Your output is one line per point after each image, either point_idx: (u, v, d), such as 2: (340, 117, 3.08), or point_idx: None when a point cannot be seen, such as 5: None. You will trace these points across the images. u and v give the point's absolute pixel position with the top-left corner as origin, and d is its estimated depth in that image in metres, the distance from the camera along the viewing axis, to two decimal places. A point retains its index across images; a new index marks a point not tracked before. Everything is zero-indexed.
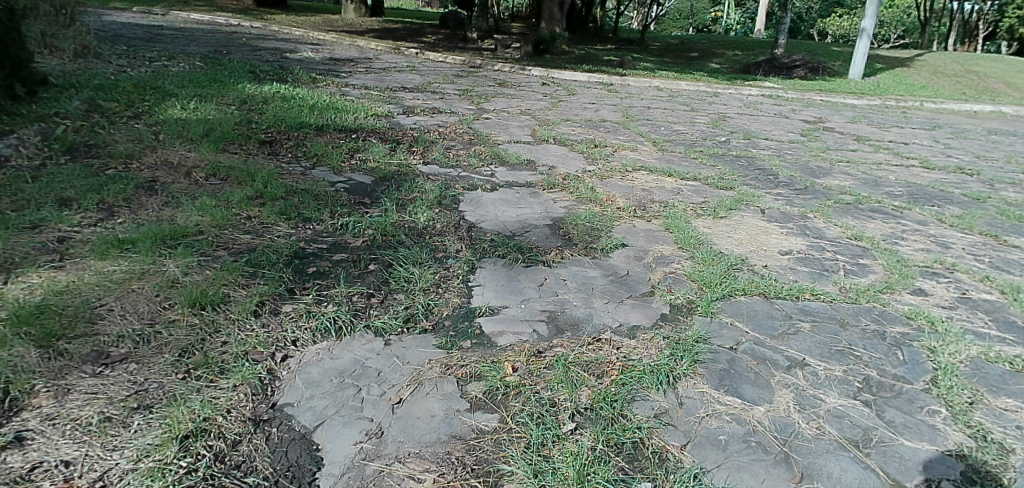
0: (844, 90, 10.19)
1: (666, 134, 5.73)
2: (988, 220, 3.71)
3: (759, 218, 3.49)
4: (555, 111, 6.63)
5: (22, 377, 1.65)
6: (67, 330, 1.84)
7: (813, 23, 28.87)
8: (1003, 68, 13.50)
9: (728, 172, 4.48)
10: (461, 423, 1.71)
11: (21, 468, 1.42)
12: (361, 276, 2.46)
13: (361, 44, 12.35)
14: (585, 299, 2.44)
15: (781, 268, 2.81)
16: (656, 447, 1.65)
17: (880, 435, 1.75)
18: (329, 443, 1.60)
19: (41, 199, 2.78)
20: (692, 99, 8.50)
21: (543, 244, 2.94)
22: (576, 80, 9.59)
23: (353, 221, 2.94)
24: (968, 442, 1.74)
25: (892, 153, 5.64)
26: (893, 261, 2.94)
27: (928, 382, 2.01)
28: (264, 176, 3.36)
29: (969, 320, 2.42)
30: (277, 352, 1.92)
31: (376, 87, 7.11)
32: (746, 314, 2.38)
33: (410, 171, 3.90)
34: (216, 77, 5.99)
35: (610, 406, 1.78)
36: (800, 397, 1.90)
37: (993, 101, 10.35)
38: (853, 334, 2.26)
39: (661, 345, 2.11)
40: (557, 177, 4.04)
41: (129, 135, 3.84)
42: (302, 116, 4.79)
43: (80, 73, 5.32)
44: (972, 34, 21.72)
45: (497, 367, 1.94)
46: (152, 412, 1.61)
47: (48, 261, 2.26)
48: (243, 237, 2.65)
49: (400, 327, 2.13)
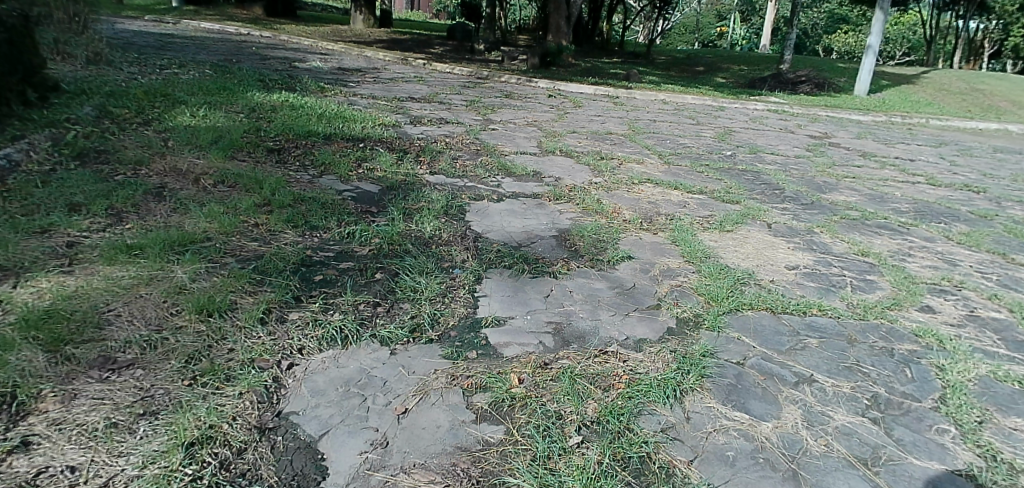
0: (849, 106, 10.22)
1: (672, 148, 5.75)
2: (995, 238, 3.70)
3: (765, 232, 3.49)
4: (561, 122, 6.66)
5: (29, 382, 1.65)
6: (75, 335, 1.85)
7: (818, 39, 29.00)
8: (1009, 86, 13.55)
9: (734, 185, 4.49)
10: (466, 434, 1.70)
11: (26, 472, 1.41)
12: (368, 284, 2.46)
13: (369, 54, 12.46)
14: (592, 310, 2.44)
15: (789, 283, 2.80)
16: (662, 461, 1.63)
17: (889, 453, 1.73)
18: (335, 452, 1.59)
19: (51, 204, 2.79)
20: (698, 113, 8.53)
21: (551, 255, 2.94)
22: (581, 93, 9.63)
23: (361, 230, 2.95)
24: (977, 462, 1.72)
25: (899, 170, 5.63)
26: (900, 278, 2.93)
27: (937, 400, 1.99)
28: (272, 184, 3.38)
29: (977, 339, 2.41)
30: (283, 359, 1.92)
31: (385, 97, 7.16)
32: (754, 329, 2.36)
33: (416, 181, 3.91)
34: (226, 85, 6.04)
35: (615, 420, 1.77)
36: (808, 413, 1.89)
37: (999, 119, 10.39)
38: (861, 351, 2.25)
39: (668, 359, 2.11)
40: (563, 188, 4.05)
41: (138, 141, 3.87)
42: (310, 124, 4.83)
43: (92, 79, 5.38)
44: (978, 52, 21.98)
45: (503, 378, 1.94)
46: (157, 418, 1.60)
47: (57, 266, 2.27)
48: (250, 244, 2.65)
49: (406, 338, 2.13)
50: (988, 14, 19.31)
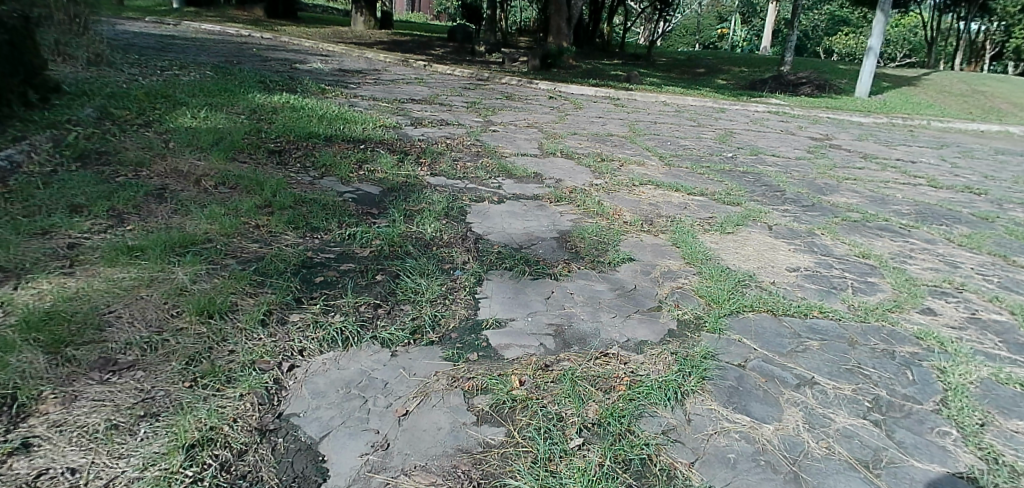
0: (850, 108, 10.22)
1: (673, 150, 5.74)
2: (996, 240, 3.70)
3: (766, 234, 3.49)
4: (562, 124, 6.66)
5: (29, 383, 1.65)
6: (75, 337, 1.85)
7: (819, 40, 29.01)
8: (1010, 88, 13.56)
9: (735, 187, 4.48)
10: (466, 437, 1.70)
11: (26, 474, 1.41)
12: (369, 286, 2.46)
13: (370, 56, 12.48)
14: (593, 312, 2.43)
15: (790, 285, 2.80)
16: (663, 464, 1.63)
17: (891, 455, 1.73)
18: (335, 454, 1.59)
19: (52, 205, 2.79)
20: (698, 114, 8.53)
21: (551, 257, 2.94)
22: (582, 95, 9.64)
23: (361, 231, 2.95)
24: (979, 465, 1.72)
25: (900, 171, 5.63)
26: (902, 280, 2.92)
27: (938, 402, 1.99)
28: (273, 185, 3.38)
29: (978, 341, 2.41)
30: (284, 361, 1.92)
31: (385, 99, 7.16)
32: (755, 331, 2.36)
33: (417, 182, 3.91)
34: (227, 86, 6.05)
35: (616, 422, 1.77)
36: (809, 415, 1.88)
37: (1000, 121, 10.40)
38: (862, 353, 2.25)
39: (669, 361, 2.10)
40: (564, 190, 4.05)
41: (139, 142, 3.87)
42: (311, 126, 4.83)
43: (93, 81, 5.38)
44: (979, 54, 21.99)
45: (503, 380, 1.93)
46: (158, 420, 1.60)
47: (58, 267, 2.27)
48: (251, 246, 2.66)
49: (406, 340, 2.13)
50: (989, 16, 19.32)
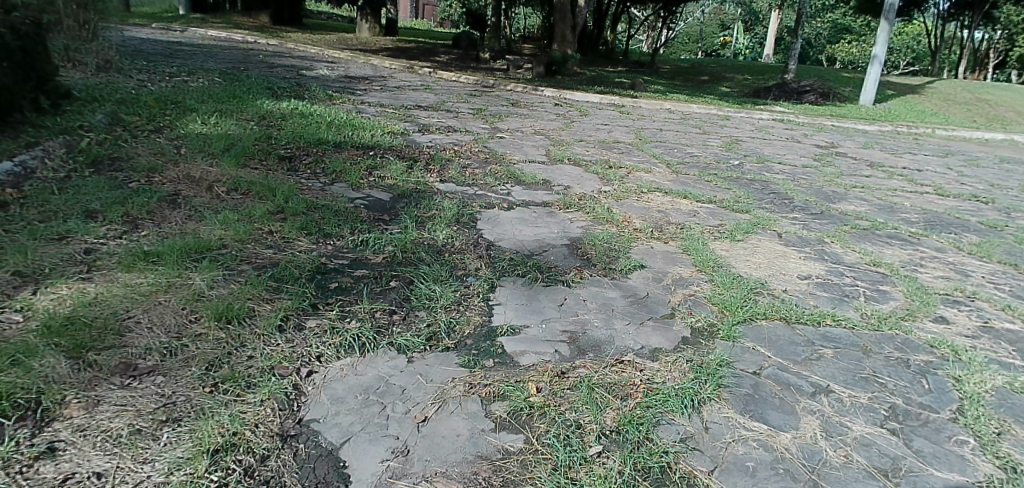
0: (854, 116, 10.24)
1: (680, 157, 5.76)
2: (1007, 249, 3.69)
3: (776, 241, 3.49)
4: (569, 131, 6.69)
5: (54, 388, 1.66)
6: (96, 342, 1.86)
7: (821, 48, 29.11)
8: (1015, 97, 13.56)
9: (743, 194, 4.50)
10: (487, 443, 1.70)
11: (53, 478, 1.42)
12: (383, 292, 2.47)
13: (376, 62, 12.55)
14: (607, 319, 2.44)
15: (802, 293, 2.80)
16: (683, 472, 1.64)
17: (909, 464, 1.73)
18: (356, 460, 1.59)
19: (67, 211, 2.81)
20: (704, 122, 8.56)
21: (563, 263, 2.95)
22: (587, 102, 9.68)
23: (374, 237, 2.97)
24: (998, 473, 1.72)
25: (907, 180, 5.64)
26: (914, 288, 2.93)
27: (954, 411, 1.99)
28: (285, 191, 3.40)
29: (992, 350, 2.40)
30: (302, 367, 1.93)
31: (393, 105, 7.20)
32: (769, 339, 2.36)
33: (427, 189, 3.93)
34: (235, 93, 6.07)
35: (635, 429, 1.77)
36: (826, 424, 1.89)
37: (1005, 129, 10.39)
38: (876, 362, 2.25)
39: (684, 368, 2.11)
40: (573, 197, 4.07)
41: (151, 148, 3.89)
42: (321, 132, 4.86)
43: (103, 87, 5.43)
44: (983, 63, 22.01)
45: (521, 387, 1.94)
46: (180, 425, 1.61)
47: (76, 272, 2.28)
48: (266, 252, 2.67)
49: (423, 346, 2.13)
50: (992, 24, 19.34)
